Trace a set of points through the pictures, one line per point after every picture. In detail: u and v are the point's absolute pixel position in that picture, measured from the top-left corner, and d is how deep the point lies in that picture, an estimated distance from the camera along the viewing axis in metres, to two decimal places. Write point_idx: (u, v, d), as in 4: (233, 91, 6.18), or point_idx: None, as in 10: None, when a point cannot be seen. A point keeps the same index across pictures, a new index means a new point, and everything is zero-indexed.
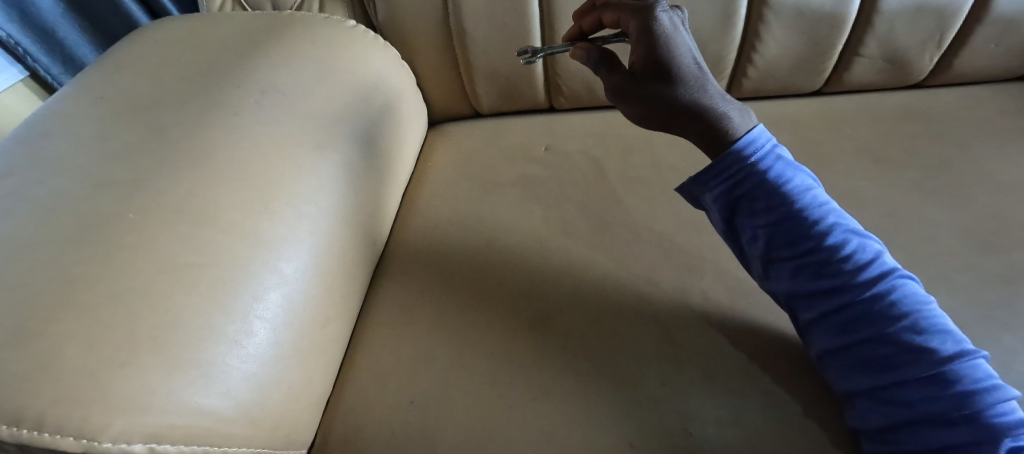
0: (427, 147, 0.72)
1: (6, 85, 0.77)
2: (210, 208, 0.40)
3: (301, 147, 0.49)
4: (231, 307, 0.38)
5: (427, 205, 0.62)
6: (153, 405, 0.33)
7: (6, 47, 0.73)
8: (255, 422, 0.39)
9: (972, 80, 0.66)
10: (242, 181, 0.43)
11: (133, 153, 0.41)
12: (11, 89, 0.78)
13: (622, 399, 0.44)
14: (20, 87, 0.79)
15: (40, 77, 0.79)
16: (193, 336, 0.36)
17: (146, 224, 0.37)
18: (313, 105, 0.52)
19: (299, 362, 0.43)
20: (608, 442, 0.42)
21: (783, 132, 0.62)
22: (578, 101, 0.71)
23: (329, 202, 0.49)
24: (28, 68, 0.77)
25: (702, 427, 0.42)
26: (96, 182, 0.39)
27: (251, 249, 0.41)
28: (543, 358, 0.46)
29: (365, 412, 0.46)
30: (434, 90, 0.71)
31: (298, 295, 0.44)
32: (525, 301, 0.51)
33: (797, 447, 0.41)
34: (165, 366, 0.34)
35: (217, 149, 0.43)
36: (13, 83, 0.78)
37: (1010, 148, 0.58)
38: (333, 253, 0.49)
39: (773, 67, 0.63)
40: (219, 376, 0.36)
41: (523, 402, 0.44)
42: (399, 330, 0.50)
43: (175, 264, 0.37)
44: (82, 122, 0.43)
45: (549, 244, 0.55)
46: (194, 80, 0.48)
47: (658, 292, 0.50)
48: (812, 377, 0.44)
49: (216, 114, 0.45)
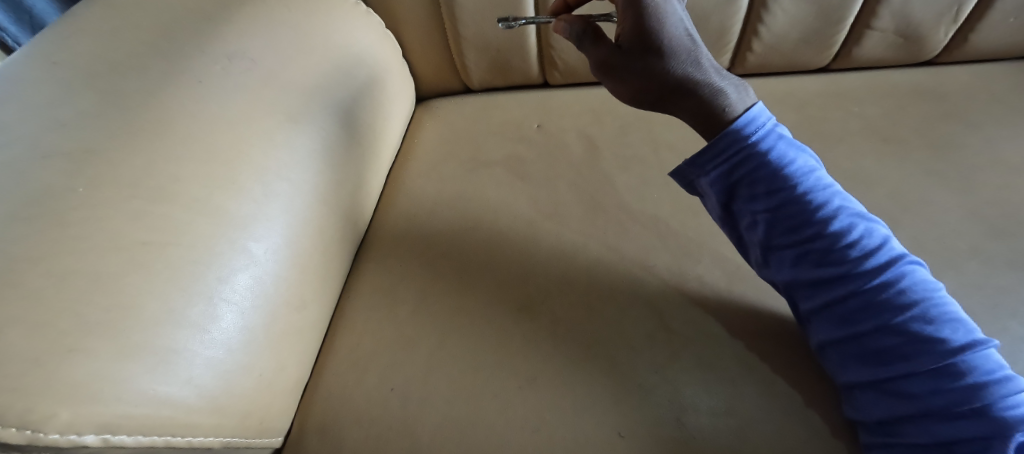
0: (414, 124, 0.68)
1: None
2: (170, 182, 0.38)
3: (272, 120, 0.46)
4: (193, 290, 0.36)
5: (412, 184, 0.60)
6: (105, 394, 0.30)
7: None
8: (223, 411, 0.36)
9: (988, 58, 0.62)
10: (207, 155, 0.40)
11: (88, 121, 0.39)
12: None
13: (611, 388, 0.41)
14: None
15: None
16: (151, 321, 0.33)
17: (98, 200, 0.35)
18: (287, 75, 0.49)
19: (272, 348, 0.41)
20: (595, 433, 0.39)
21: (787, 109, 0.58)
22: (573, 76, 0.68)
23: (304, 178, 0.46)
24: None
25: (695, 416, 0.39)
26: (45, 153, 0.36)
27: (216, 227, 0.38)
28: (527, 344, 0.44)
29: (343, 399, 0.44)
30: (423, 63, 0.67)
31: (270, 277, 0.41)
32: (512, 285, 0.48)
33: (794, 437, 0.39)
34: (119, 354, 0.31)
35: (177, 121, 0.40)
36: None
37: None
38: (309, 231, 0.46)
39: (781, 41, 0.60)
40: (180, 362, 0.34)
41: (508, 390, 0.41)
42: (380, 313, 0.48)
43: (131, 241, 0.34)
44: (31, 87, 0.41)
45: (538, 226, 0.53)
46: (155, 44, 0.45)
47: (653, 277, 0.47)
48: (813, 366, 0.42)
49: (180, 81, 0.42)
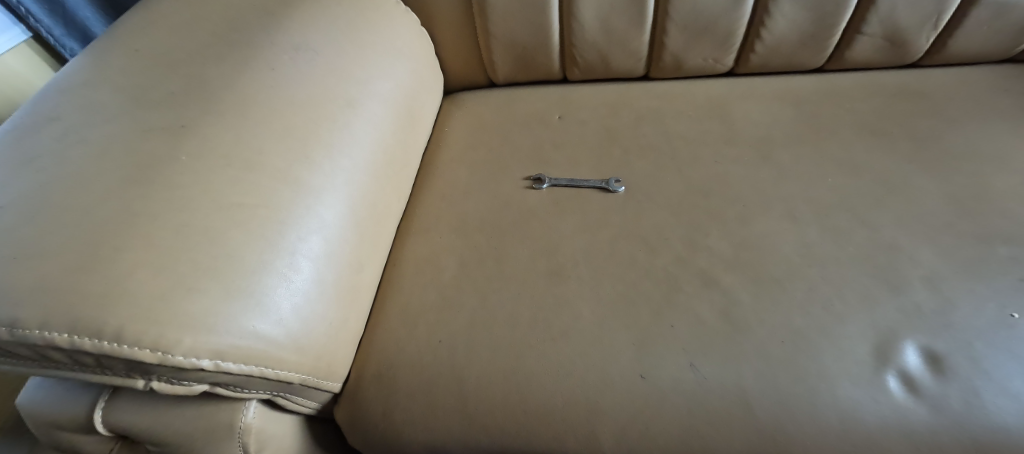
0: (444, 115, 0.75)
1: (10, 46, 0.82)
2: (257, 154, 0.44)
3: (334, 104, 0.52)
4: (280, 245, 0.42)
5: (447, 168, 0.66)
6: (217, 326, 0.36)
7: (10, 6, 0.78)
8: (303, 350, 0.42)
9: (981, 60, 0.65)
10: (285, 132, 0.46)
11: (182, 103, 0.46)
12: (15, 50, 0.83)
13: (633, 339, 0.46)
14: (24, 48, 0.85)
15: (42, 38, 0.85)
16: (249, 268, 0.39)
17: (199, 168, 0.41)
18: (343, 64, 0.55)
19: (338, 301, 0.46)
20: (619, 376, 0.44)
21: (785, 105, 0.64)
22: (591, 73, 0.73)
23: (361, 155, 0.52)
24: (31, 29, 0.83)
25: (707, 362, 0.43)
26: (143, 128, 0.44)
27: (295, 194, 0.44)
28: (558, 304, 0.50)
29: (397, 350, 0.49)
30: (455, 58, 0.74)
31: (336, 239, 0.47)
32: (543, 255, 0.54)
33: (803, 374, 0.41)
34: (225, 293, 0.37)
35: (257, 103, 0.46)
36: (16, 43, 0.83)
37: (1006, 122, 0.57)
38: (365, 203, 0.52)
39: (781, 44, 0.66)
40: (272, 305, 0.40)
41: (544, 342, 0.47)
42: (425, 277, 0.54)
43: (229, 203, 0.40)
44: (121, 74, 0.49)
45: (563, 205, 0.58)
46: (230, 38, 0.52)
47: (666, 247, 0.52)
48: (824, 315, 0.44)
49: (256, 69, 0.49)
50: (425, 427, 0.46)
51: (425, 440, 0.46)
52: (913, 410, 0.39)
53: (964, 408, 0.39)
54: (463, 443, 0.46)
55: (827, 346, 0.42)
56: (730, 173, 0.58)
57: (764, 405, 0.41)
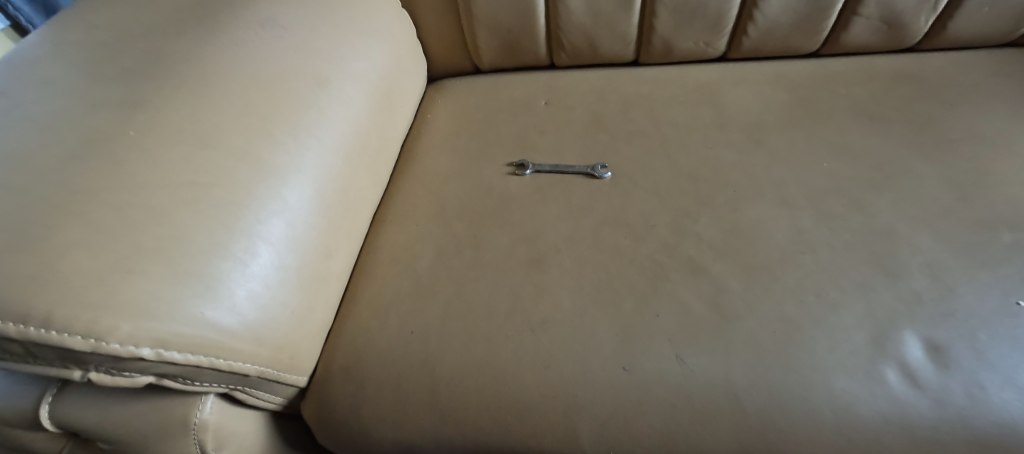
0: (426, 101, 0.72)
1: None
2: (213, 130, 0.41)
3: (302, 81, 0.49)
4: (236, 227, 0.39)
5: (427, 155, 0.63)
6: (160, 312, 0.33)
7: None
8: (260, 341, 0.39)
9: (980, 44, 0.63)
10: (246, 108, 0.43)
11: (135, 76, 0.43)
12: None
13: (616, 329, 0.43)
14: None
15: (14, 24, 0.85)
16: (199, 251, 0.36)
17: (148, 143, 0.38)
18: (314, 40, 0.52)
19: (303, 289, 0.44)
20: (601, 369, 0.41)
21: (779, 89, 0.61)
22: (579, 58, 0.70)
23: (331, 136, 0.49)
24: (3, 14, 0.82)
25: (694, 354, 0.41)
26: (92, 102, 0.41)
27: (255, 173, 0.41)
28: (538, 293, 0.47)
29: (366, 342, 0.47)
30: (438, 42, 0.71)
31: (301, 223, 0.44)
32: (524, 242, 0.51)
33: (796, 366, 0.39)
34: (170, 277, 0.34)
35: (216, 78, 0.43)
36: None
37: (1007, 104, 0.54)
38: (335, 187, 0.49)
39: (775, 26, 0.63)
40: (224, 291, 0.37)
41: (522, 333, 0.44)
42: (399, 266, 0.51)
43: (181, 181, 0.38)
44: (73, 47, 0.46)
45: (546, 191, 0.56)
46: (192, 11, 0.49)
47: (653, 235, 0.49)
48: (819, 305, 0.42)
49: (217, 42, 0.46)
50: (395, 422, 0.43)
51: (396, 437, 0.44)
52: (913, 404, 0.37)
53: (967, 402, 0.36)
54: (436, 440, 0.43)
55: (822, 337, 0.40)
56: (721, 158, 0.55)
57: (755, 398, 0.38)
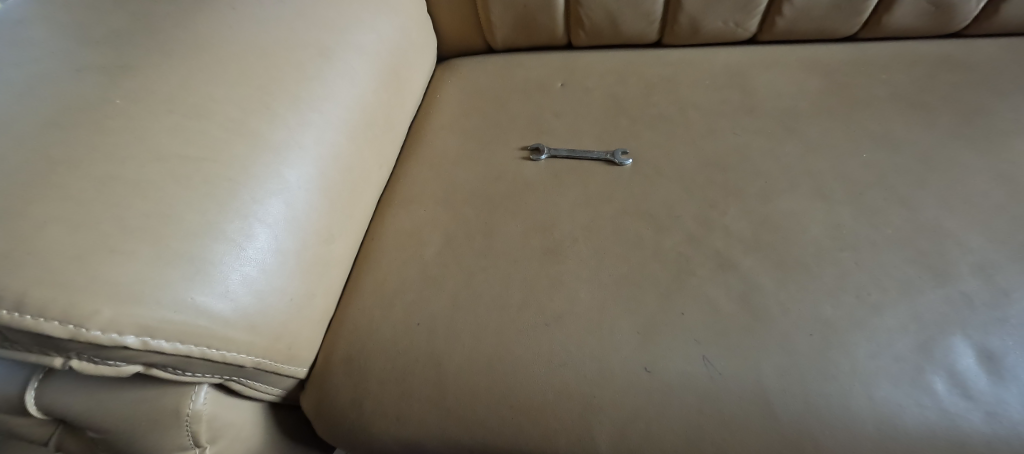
0: (436, 81, 0.68)
1: None
2: (207, 101, 0.38)
3: (305, 52, 0.45)
4: (230, 206, 0.36)
5: (436, 137, 0.60)
6: (146, 297, 0.31)
7: None
8: (256, 330, 0.36)
9: None
10: (243, 79, 0.40)
11: (126, 42, 0.40)
12: None
13: (637, 326, 0.40)
14: None
15: None
16: (189, 231, 0.33)
17: (135, 114, 0.35)
18: (318, 9, 0.48)
19: (303, 275, 0.41)
20: (620, 369, 0.38)
21: (814, 74, 0.57)
22: (599, 37, 0.66)
23: (335, 112, 0.46)
24: None
25: (721, 355, 0.38)
26: (78, 68, 0.38)
27: (252, 149, 0.38)
28: (553, 286, 0.44)
29: (369, 333, 0.44)
30: (449, 17, 0.67)
31: (302, 204, 0.41)
32: (538, 231, 0.48)
33: (836, 373, 0.36)
34: (158, 259, 0.32)
35: (211, 47, 0.40)
36: None
37: None
38: (339, 167, 0.46)
39: (811, 6, 0.59)
40: (217, 276, 0.34)
41: (535, 328, 0.41)
42: (405, 253, 0.48)
43: (170, 155, 0.35)
44: (60, 9, 0.42)
45: (563, 177, 0.52)
46: None
47: (676, 226, 0.46)
48: (860, 307, 0.38)
49: (214, 8, 0.43)
50: (399, 418, 0.41)
51: (399, 434, 0.41)
52: (963, 416, 0.34)
53: None
54: (443, 439, 0.40)
55: (862, 341, 0.37)
56: (750, 146, 0.51)
57: (788, 405, 0.35)
